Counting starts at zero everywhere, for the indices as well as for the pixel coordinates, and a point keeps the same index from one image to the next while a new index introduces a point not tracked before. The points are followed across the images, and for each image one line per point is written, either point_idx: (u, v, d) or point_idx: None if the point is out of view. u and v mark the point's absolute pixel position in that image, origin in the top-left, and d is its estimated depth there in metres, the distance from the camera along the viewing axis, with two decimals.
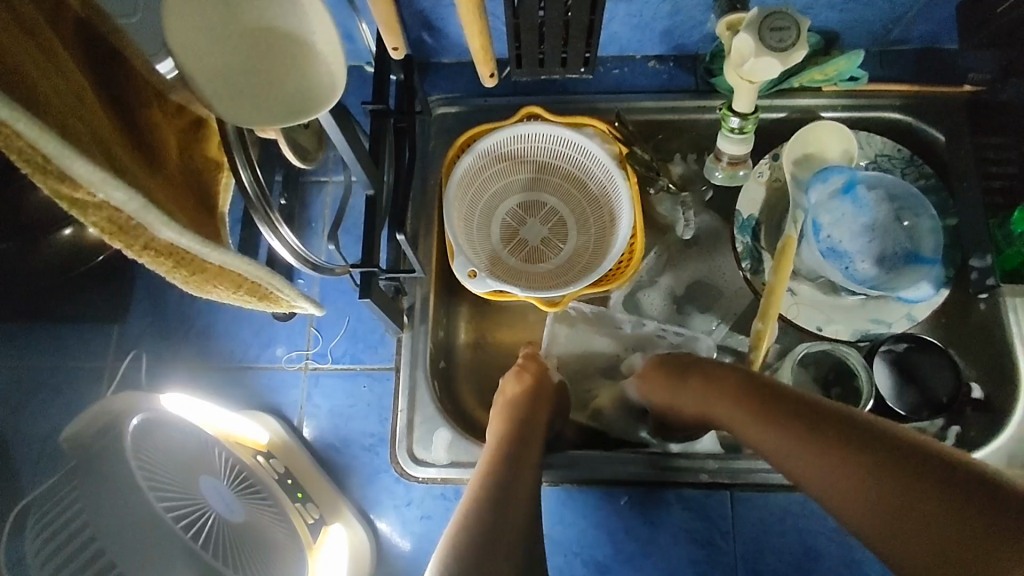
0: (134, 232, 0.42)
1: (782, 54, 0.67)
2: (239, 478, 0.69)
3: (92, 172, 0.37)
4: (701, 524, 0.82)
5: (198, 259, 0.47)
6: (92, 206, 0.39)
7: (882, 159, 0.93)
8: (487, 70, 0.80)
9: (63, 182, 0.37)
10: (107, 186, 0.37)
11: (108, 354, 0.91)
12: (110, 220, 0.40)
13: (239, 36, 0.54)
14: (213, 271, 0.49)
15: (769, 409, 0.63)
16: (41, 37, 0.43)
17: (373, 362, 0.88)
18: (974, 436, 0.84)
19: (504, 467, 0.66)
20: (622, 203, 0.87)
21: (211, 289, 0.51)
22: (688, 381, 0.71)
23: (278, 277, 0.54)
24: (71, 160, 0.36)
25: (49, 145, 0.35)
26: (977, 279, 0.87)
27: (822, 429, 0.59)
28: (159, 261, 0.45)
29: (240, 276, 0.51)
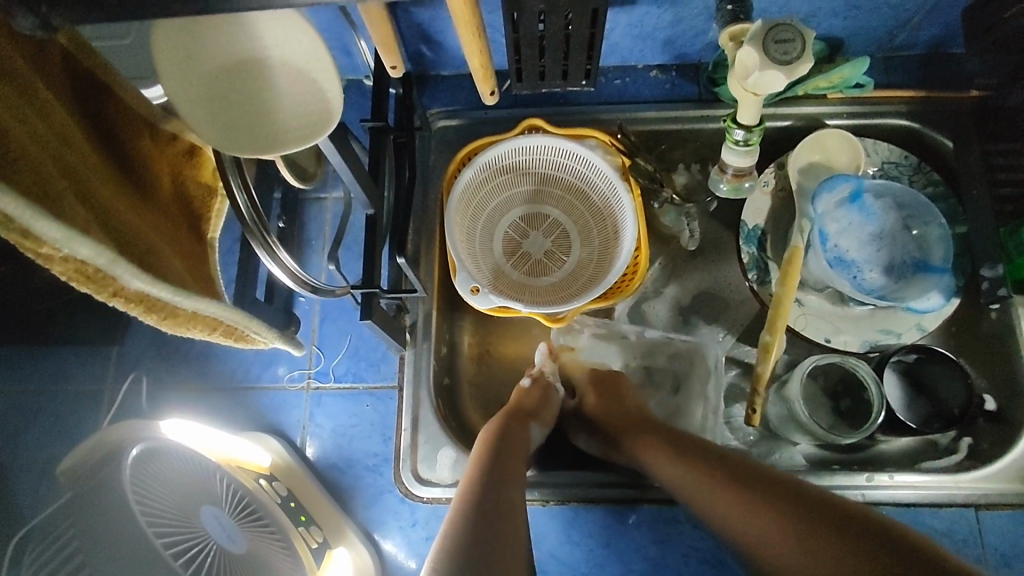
0: (103, 281, 0.43)
1: (787, 66, 0.66)
2: (242, 506, 0.63)
3: (58, 232, 0.38)
4: (711, 542, 0.81)
5: (171, 307, 0.48)
6: (57, 259, 0.40)
7: (889, 167, 0.92)
8: (488, 88, 0.79)
9: (26, 239, 0.38)
10: (73, 243, 0.38)
11: (107, 376, 0.89)
12: (78, 270, 0.41)
13: (228, 70, 0.53)
14: (187, 317, 0.50)
15: (717, 470, 0.62)
16: (23, 79, 0.43)
17: (375, 381, 0.87)
18: (988, 448, 0.83)
19: (493, 470, 0.65)
20: (625, 216, 0.86)
21: (187, 332, 0.52)
22: (650, 441, 0.70)
23: (257, 321, 0.55)
24: (35, 220, 0.37)
25: (14, 208, 0.36)
26: (988, 289, 0.85)
27: (773, 492, 0.58)
28: (131, 307, 0.46)
29: (213, 318, 0.51)
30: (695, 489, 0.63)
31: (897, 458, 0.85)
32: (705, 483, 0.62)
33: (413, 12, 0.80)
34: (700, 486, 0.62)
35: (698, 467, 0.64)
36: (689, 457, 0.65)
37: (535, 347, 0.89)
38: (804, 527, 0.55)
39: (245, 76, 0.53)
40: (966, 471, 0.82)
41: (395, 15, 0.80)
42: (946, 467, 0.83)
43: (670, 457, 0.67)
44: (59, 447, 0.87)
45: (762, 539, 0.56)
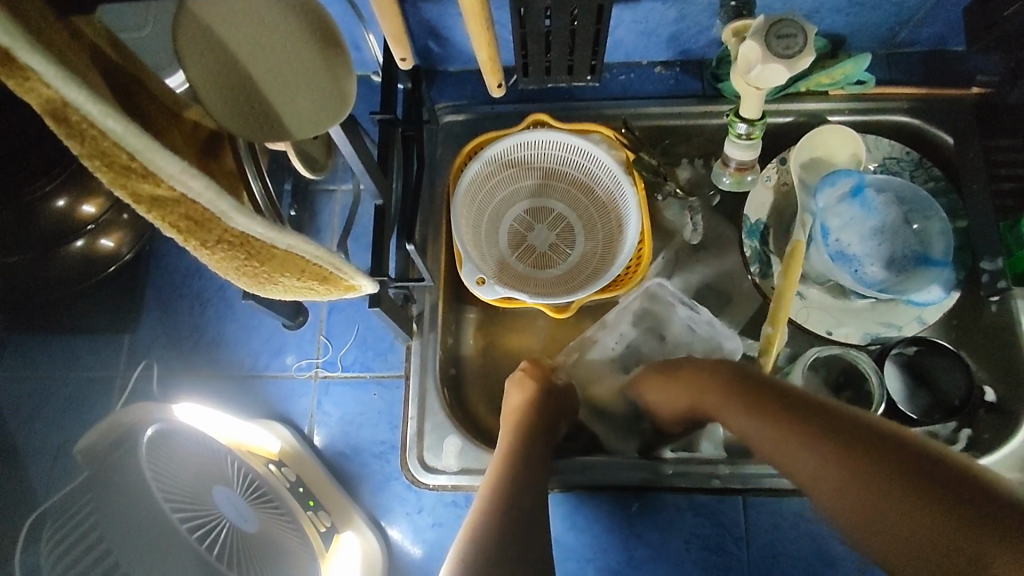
0: (209, 227, 0.41)
1: (789, 60, 0.67)
2: (253, 488, 0.67)
3: (174, 165, 0.37)
4: (713, 529, 0.82)
5: (267, 248, 0.46)
6: (170, 202, 0.39)
7: (890, 162, 0.93)
8: (494, 81, 0.81)
9: (145, 180, 0.37)
10: (186, 176, 0.37)
11: (120, 363, 0.91)
12: (187, 215, 0.40)
13: (263, 46, 0.54)
14: (280, 262, 0.48)
15: (775, 409, 0.63)
16: (71, 51, 0.41)
17: (383, 370, 0.89)
18: (987, 439, 0.84)
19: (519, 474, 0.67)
20: (629, 209, 0.87)
21: (279, 278, 0.51)
22: (692, 379, 0.72)
23: (346, 264, 0.52)
24: (154, 154, 0.36)
25: (133, 141, 0.35)
26: (988, 283, 0.87)
27: (822, 427, 0.59)
28: (232, 252, 0.45)
29: (306, 262, 0.49)
30: (762, 432, 0.63)
31: None
32: (773, 427, 0.62)
33: (422, 7, 0.81)
34: (769, 430, 0.62)
35: (765, 411, 0.63)
36: (733, 391, 0.67)
37: (540, 338, 0.90)
38: (875, 470, 0.55)
39: (280, 55, 0.55)
40: None
41: (405, 11, 0.81)
42: None
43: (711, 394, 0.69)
44: (73, 431, 0.88)
45: (829, 480, 0.57)
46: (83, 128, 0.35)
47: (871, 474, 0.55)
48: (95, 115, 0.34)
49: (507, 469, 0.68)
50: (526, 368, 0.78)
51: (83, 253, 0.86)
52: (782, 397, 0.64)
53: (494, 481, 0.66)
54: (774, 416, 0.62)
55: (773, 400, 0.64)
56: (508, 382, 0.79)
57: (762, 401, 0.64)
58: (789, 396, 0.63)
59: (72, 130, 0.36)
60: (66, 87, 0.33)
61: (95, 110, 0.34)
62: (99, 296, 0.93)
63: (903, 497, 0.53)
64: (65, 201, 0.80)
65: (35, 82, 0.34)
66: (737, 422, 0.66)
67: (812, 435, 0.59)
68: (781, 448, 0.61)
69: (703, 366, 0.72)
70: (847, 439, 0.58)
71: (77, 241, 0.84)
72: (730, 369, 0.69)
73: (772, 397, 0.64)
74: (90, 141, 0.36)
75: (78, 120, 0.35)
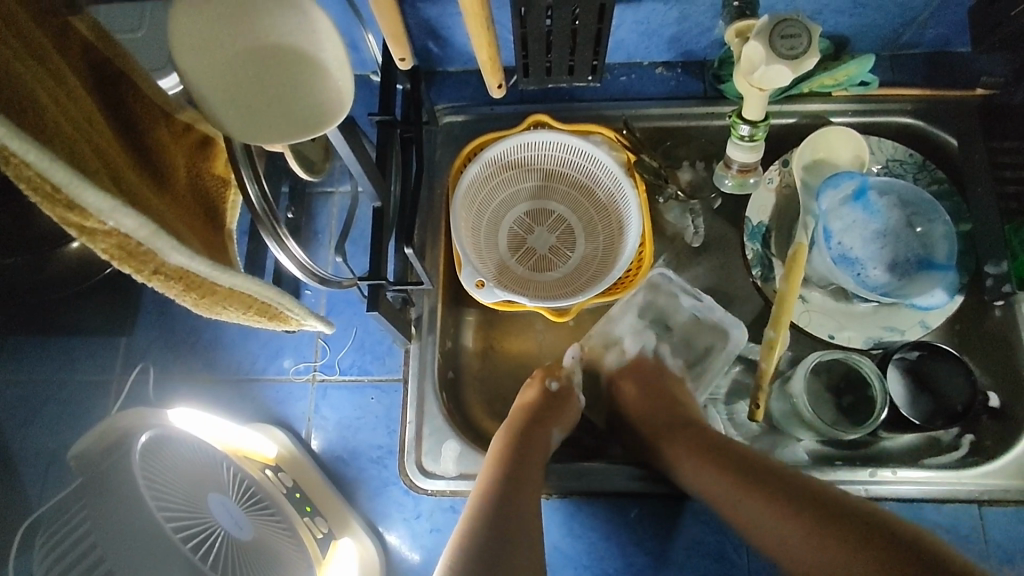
0: (143, 258, 0.41)
1: (794, 60, 0.67)
2: (249, 495, 0.69)
3: (102, 200, 0.37)
4: (714, 535, 0.81)
5: (207, 283, 0.46)
6: (101, 232, 0.39)
7: (894, 164, 0.92)
8: (495, 82, 0.79)
9: (72, 211, 0.37)
10: (117, 212, 0.37)
11: (115, 366, 0.90)
12: (119, 246, 0.40)
13: (258, 49, 0.54)
14: (222, 295, 0.48)
15: (749, 485, 0.63)
16: (50, 61, 0.44)
17: (381, 373, 0.88)
18: (990, 445, 0.83)
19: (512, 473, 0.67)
20: (630, 211, 0.86)
21: (222, 311, 0.51)
22: (671, 435, 0.74)
23: (289, 298, 0.53)
24: (80, 189, 0.36)
25: (57, 174, 0.35)
26: (992, 287, 0.86)
27: (797, 503, 0.59)
28: (170, 286, 0.44)
29: (251, 295, 0.49)
30: (730, 496, 0.64)
31: (901, 454, 0.85)
32: (740, 492, 0.63)
33: (421, 7, 0.80)
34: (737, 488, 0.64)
35: (748, 493, 0.63)
36: (710, 464, 0.67)
37: (539, 342, 0.89)
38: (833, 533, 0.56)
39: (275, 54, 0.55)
40: (968, 467, 0.82)
41: (404, 10, 0.80)
42: (949, 463, 0.83)
43: (692, 462, 0.69)
44: (67, 434, 0.88)
45: (803, 554, 0.57)
46: (8, 157, 0.35)
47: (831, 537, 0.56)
48: (14, 148, 0.34)
49: (498, 478, 0.66)
50: (540, 376, 0.79)
51: (78, 254, 0.85)
52: (759, 471, 0.64)
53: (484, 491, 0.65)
54: (750, 493, 0.62)
55: (749, 475, 0.64)
56: (524, 386, 0.80)
57: (731, 464, 0.66)
58: (757, 460, 0.65)
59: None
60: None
61: (14, 143, 0.34)
62: (95, 298, 0.92)
63: (861, 560, 0.54)
64: None
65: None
66: (714, 492, 0.66)
67: (795, 518, 0.58)
68: (756, 524, 0.61)
69: (687, 436, 0.72)
70: (829, 518, 0.57)
71: (72, 243, 0.83)
72: (711, 450, 0.69)
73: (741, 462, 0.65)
74: (17, 170, 0.36)
75: (3, 149, 0.35)
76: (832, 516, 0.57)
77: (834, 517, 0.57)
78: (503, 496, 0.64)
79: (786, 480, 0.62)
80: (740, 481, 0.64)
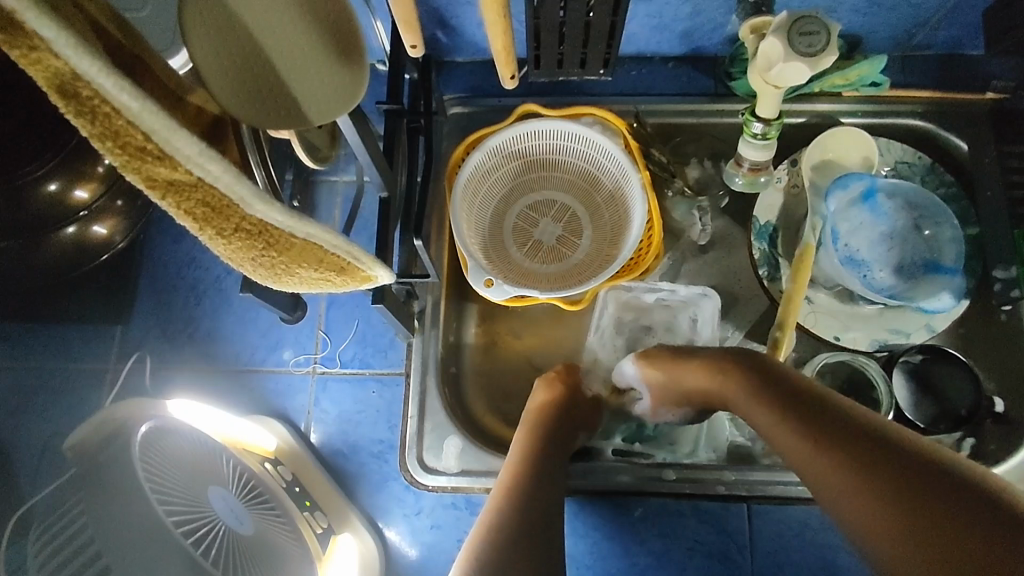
0: (227, 215, 0.40)
1: (811, 59, 0.66)
2: (248, 488, 0.65)
3: (190, 146, 0.35)
4: (717, 537, 0.81)
5: (284, 236, 0.44)
6: (188, 186, 0.38)
7: (902, 167, 0.92)
8: (507, 73, 0.78)
9: (161, 163, 0.36)
10: (204, 158, 0.36)
11: (111, 356, 0.88)
12: (205, 203, 0.39)
13: (272, 27, 0.52)
14: (298, 249, 0.46)
15: (787, 405, 0.61)
16: (72, 20, 0.38)
17: (382, 367, 0.86)
18: (993, 450, 0.82)
19: (532, 480, 0.66)
20: (634, 192, 0.85)
21: (297, 268, 0.50)
22: (704, 364, 0.70)
23: (361, 249, 0.50)
24: (172, 135, 0.34)
25: (150, 119, 0.33)
26: (1000, 291, 0.87)
27: (829, 426, 0.58)
28: (250, 241, 0.44)
29: (324, 253, 0.48)
30: (770, 423, 0.62)
31: None
32: (779, 421, 0.61)
33: None
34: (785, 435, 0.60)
35: (782, 411, 0.61)
36: (743, 384, 0.66)
37: (544, 339, 0.88)
38: (882, 474, 0.53)
39: (312, 25, 0.53)
40: None
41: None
42: None
43: (723, 386, 0.67)
44: (61, 423, 0.86)
45: (831, 473, 0.56)
46: (94, 104, 0.33)
47: (875, 484, 0.53)
48: (106, 88, 0.32)
49: (517, 472, 0.67)
50: (559, 372, 0.78)
51: (74, 240, 0.83)
52: (795, 393, 0.62)
53: (507, 480, 0.66)
54: (784, 411, 0.61)
55: (783, 394, 0.62)
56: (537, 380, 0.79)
57: (777, 399, 0.62)
58: (804, 391, 0.62)
59: (86, 108, 0.33)
60: (76, 55, 0.31)
61: (108, 83, 0.32)
62: (92, 285, 0.91)
63: (888, 479, 0.53)
64: (58, 184, 0.77)
65: (44, 51, 0.32)
66: (749, 413, 0.65)
67: (830, 440, 0.57)
68: (785, 442, 0.60)
69: (716, 357, 0.69)
70: (861, 441, 0.56)
71: (68, 227, 0.81)
72: (754, 368, 0.66)
73: (790, 407, 0.61)
74: (101, 120, 0.33)
75: (90, 96, 0.33)
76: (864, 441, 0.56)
77: (866, 442, 0.56)
78: (520, 489, 0.65)
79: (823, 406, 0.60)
80: (773, 401, 0.62)
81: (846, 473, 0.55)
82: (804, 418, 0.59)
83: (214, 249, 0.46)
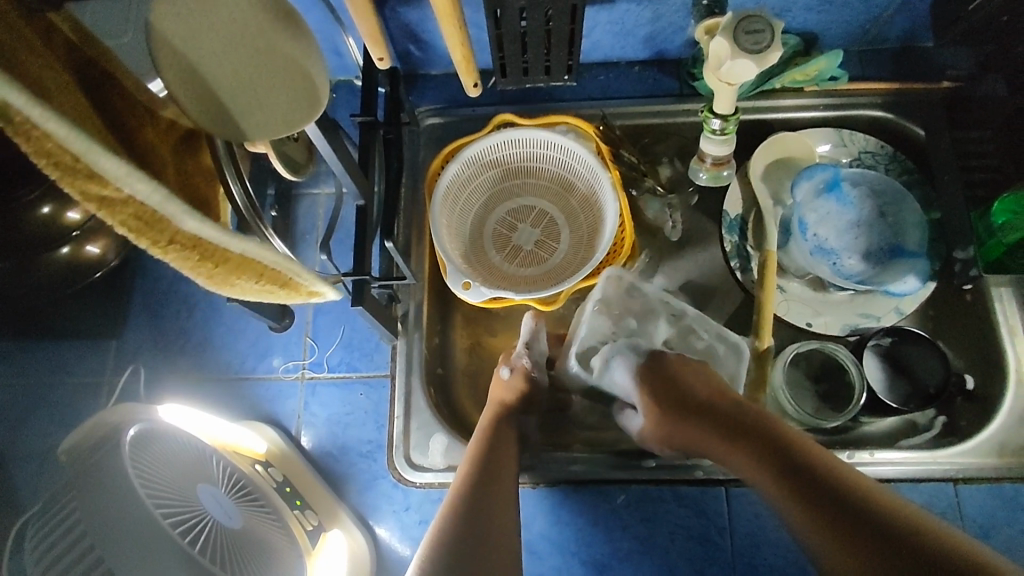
0: (160, 228, 0.41)
1: (757, 55, 0.69)
2: (238, 485, 0.70)
3: (119, 166, 0.37)
4: (699, 520, 0.83)
5: (222, 251, 0.46)
6: (119, 202, 0.39)
7: (866, 157, 0.95)
8: (470, 81, 0.82)
9: (90, 181, 0.37)
10: (132, 177, 0.37)
11: (107, 368, 0.92)
12: (137, 216, 0.40)
13: (231, 45, 0.54)
14: (237, 262, 0.48)
15: (755, 451, 0.66)
16: (43, 56, 0.45)
17: (369, 370, 0.89)
18: (965, 426, 0.85)
19: (480, 474, 0.70)
20: (606, 194, 0.88)
21: (232, 282, 0.51)
22: (676, 404, 0.72)
23: (291, 259, 0.53)
24: (98, 155, 0.36)
25: (77, 143, 0.35)
26: (961, 270, 0.89)
27: (790, 479, 0.63)
28: (186, 256, 0.44)
29: (262, 264, 0.50)
30: (743, 466, 0.67)
31: (878, 438, 0.87)
32: (747, 466, 0.66)
33: (400, 12, 0.83)
34: (746, 470, 0.66)
35: (751, 457, 0.66)
36: (715, 429, 0.70)
37: None
38: (838, 528, 0.59)
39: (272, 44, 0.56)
40: (943, 448, 0.84)
41: (384, 16, 0.83)
42: (923, 443, 0.86)
43: (693, 428, 0.71)
44: None
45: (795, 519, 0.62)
46: (24, 129, 0.34)
47: (836, 534, 0.59)
48: (35, 115, 0.34)
49: (464, 485, 0.69)
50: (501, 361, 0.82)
51: (68, 259, 0.86)
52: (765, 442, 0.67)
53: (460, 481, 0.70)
54: (752, 457, 0.66)
55: (754, 442, 0.67)
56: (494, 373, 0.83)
57: (748, 448, 0.67)
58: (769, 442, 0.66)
59: (16, 130, 0.35)
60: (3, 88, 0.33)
61: (33, 109, 0.34)
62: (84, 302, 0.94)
63: (842, 531, 0.58)
64: (50, 208, 0.81)
65: None
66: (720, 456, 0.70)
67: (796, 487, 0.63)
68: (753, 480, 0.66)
69: (687, 398, 0.72)
70: (823, 494, 0.61)
71: (61, 247, 0.84)
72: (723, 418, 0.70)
73: (768, 467, 0.65)
74: (32, 142, 0.35)
75: (20, 121, 0.34)
76: (826, 496, 0.61)
77: (829, 496, 0.61)
78: (473, 494, 0.68)
79: (790, 460, 0.64)
80: (740, 448, 0.67)
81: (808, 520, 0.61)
82: (770, 469, 0.65)
83: None
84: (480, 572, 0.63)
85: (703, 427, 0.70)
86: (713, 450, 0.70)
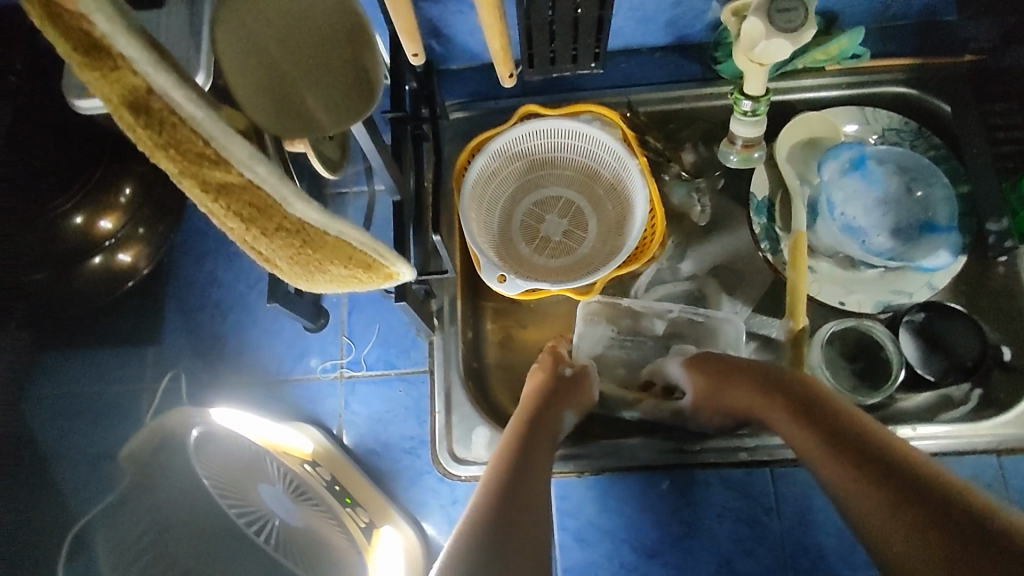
0: (269, 213, 0.42)
1: (792, 34, 0.69)
2: (294, 486, 0.71)
3: (244, 151, 0.37)
4: (745, 501, 0.83)
5: (319, 233, 0.45)
6: (237, 187, 0.40)
7: (891, 133, 0.95)
8: (505, 72, 0.81)
9: (216, 167, 0.38)
10: (254, 161, 0.38)
11: (146, 376, 0.92)
12: (251, 203, 0.41)
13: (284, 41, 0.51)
14: (332, 244, 0.47)
15: (809, 418, 0.67)
16: None
17: (407, 366, 0.89)
18: (1004, 396, 0.86)
19: (522, 456, 0.69)
20: (634, 182, 0.89)
21: (326, 266, 0.50)
22: (733, 373, 0.74)
23: (386, 245, 0.51)
24: (228, 141, 0.37)
25: (212, 129, 0.36)
26: (995, 242, 0.88)
27: (841, 444, 0.63)
28: (289, 241, 0.45)
29: (353, 248, 0.49)
30: (797, 431, 0.67)
31: (916, 412, 0.87)
32: (802, 432, 0.67)
33: (424, 7, 0.83)
34: (800, 435, 0.67)
35: (806, 423, 0.67)
36: (770, 397, 0.71)
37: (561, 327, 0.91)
38: (889, 491, 0.59)
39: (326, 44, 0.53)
40: (983, 419, 0.84)
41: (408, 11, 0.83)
42: (961, 416, 0.86)
43: (749, 396, 0.73)
44: None
45: (846, 484, 0.62)
46: (162, 115, 0.36)
47: (888, 498, 0.58)
48: (176, 99, 0.35)
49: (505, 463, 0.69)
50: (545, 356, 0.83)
51: (103, 269, 0.87)
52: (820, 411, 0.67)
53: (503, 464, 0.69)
54: (807, 423, 0.67)
55: (809, 409, 0.67)
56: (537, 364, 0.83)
57: (802, 415, 0.67)
58: (823, 411, 0.67)
59: (151, 121, 0.36)
60: (154, 68, 0.34)
61: (178, 95, 0.35)
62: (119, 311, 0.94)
63: (893, 494, 0.58)
64: (82, 218, 0.81)
65: (123, 69, 0.34)
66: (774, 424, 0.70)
67: (848, 452, 0.63)
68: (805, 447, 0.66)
69: (742, 371, 0.74)
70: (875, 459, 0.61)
71: (95, 257, 0.84)
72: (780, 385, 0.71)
73: (823, 432, 0.65)
74: (165, 130, 0.36)
75: (159, 108, 0.35)
76: (878, 461, 0.61)
77: (882, 462, 0.61)
78: (519, 471, 0.67)
79: (842, 427, 0.65)
80: (796, 414, 0.68)
81: (859, 484, 0.61)
82: (823, 436, 0.65)
83: (250, 250, 0.47)
84: (520, 542, 0.61)
85: (760, 394, 0.72)
86: (769, 416, 0.71)
